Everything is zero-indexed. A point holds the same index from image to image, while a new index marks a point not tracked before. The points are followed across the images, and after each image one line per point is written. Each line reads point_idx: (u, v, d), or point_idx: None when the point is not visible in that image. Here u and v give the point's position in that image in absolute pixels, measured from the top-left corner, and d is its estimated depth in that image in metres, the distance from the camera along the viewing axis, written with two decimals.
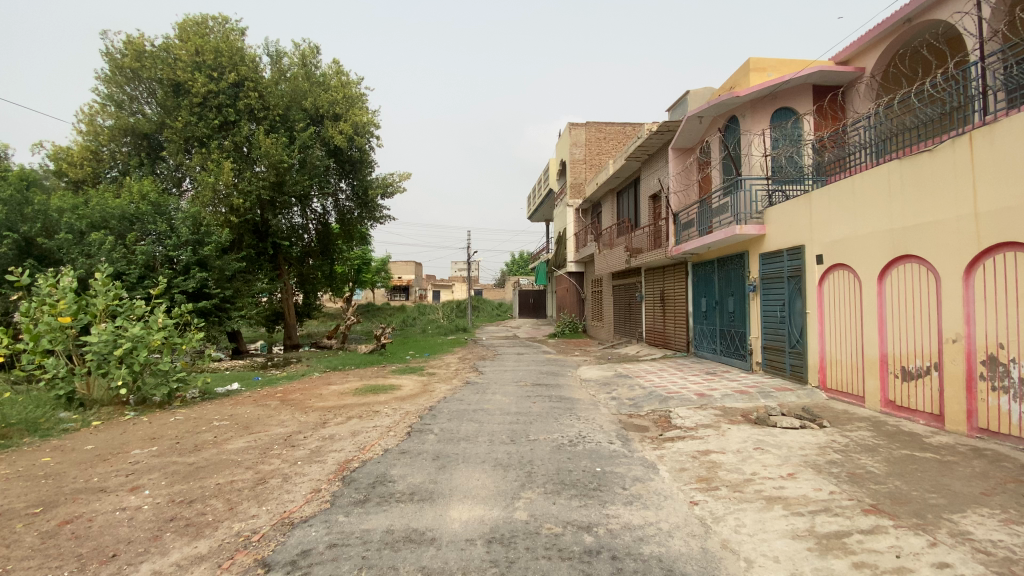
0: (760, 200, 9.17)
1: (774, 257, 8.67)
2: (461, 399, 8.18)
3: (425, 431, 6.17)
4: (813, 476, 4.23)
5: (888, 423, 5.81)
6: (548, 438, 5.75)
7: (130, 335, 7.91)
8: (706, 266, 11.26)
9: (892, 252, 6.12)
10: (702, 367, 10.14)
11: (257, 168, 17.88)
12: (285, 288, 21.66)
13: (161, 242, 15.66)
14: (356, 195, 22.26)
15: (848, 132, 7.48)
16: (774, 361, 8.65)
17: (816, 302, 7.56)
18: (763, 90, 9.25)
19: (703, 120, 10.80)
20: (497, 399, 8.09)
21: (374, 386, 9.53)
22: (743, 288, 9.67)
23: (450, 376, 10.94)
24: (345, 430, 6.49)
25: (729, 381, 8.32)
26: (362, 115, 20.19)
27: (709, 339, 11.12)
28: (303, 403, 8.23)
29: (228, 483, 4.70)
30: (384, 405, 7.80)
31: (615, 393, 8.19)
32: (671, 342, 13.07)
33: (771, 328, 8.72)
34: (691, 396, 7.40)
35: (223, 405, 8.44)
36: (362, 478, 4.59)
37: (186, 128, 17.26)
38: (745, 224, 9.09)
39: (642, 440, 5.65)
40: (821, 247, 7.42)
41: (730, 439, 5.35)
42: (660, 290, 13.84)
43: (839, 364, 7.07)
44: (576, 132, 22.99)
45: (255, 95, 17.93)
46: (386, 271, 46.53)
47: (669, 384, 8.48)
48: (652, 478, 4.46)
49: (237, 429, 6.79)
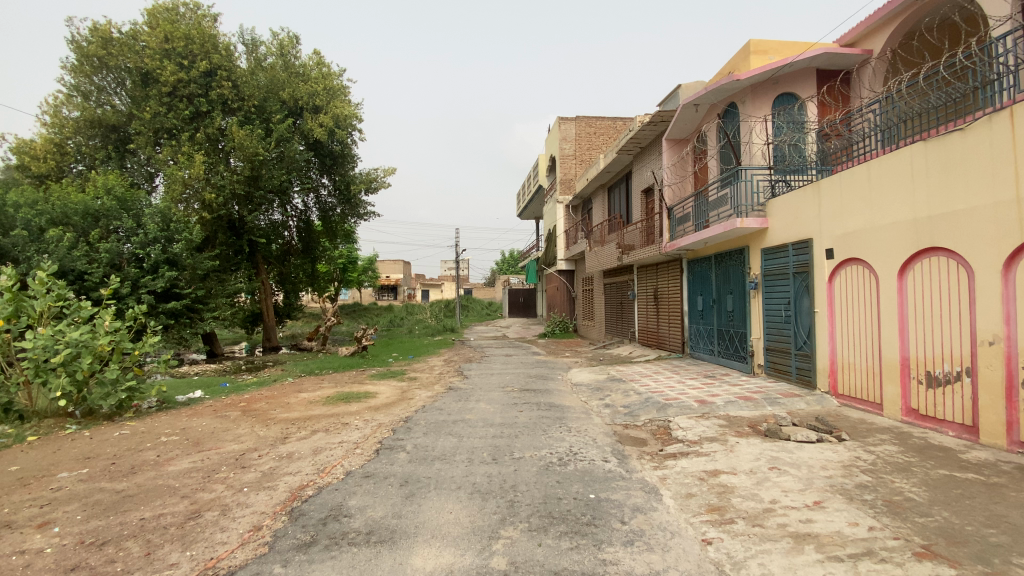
0: (762, 191, 8.54)
1: (777, 252, 8.05)
2: (440, 407, 7.50)
3: (396, 448, 5.47)
4: (845, 505, 3.61)
5: (913, 435, 5.22)
6: (535, 456, 5.06)
7: (72, 341, 7.11)
8: (702, 262, 10.65)
9: (914, 244, 5.54)
10: (699, 369, 9.55)
11: (232, 161, 17.01)
12: (264, 287, 20.81)
13: (126, 239, 14.73)
14: (338, 191, 21.43)
15: (855, 119, 6.96)
16: (777, 364, 8.04)
17: (825, 301, 6.96)
18: (764, 74, 8.62)
19: (699, 109, 10.14)
20: (481, 407, 7.40)
21: (348, 393, 8.79)
22: (742, 286, 9.07)
23: (432, 381, 10.23)
24: (306, 447, 5.77)
25: (731, 386, 7.69)
26: (344, 107, 19.38)
27: (706, 340, 10.51)
28: (267, 414, 7.48)
29: (154, 519, 3.97)
30: (355, 416, 7.08)
31: (608, 400, 7.54)
32: (666, 342, 12.47)
33: (775, 328, 8.11)
34: (692, 404, 6.76)
35: (179, 417, 7.66)
36: (313, 512, 3.88)
37: (155, 119, 16.32)
38: (746, 216, 8.44)
39: (642, 457, 5.00)
40: (831, 240, 6.84)
41: (741, 457, 4.72)
42: (653, 289, 13.24)
43: (851, 367, 6.50)
44: (566, 127, 22.36)
45: (228, 84, 17.03)
46: (375, 271, 45.60)
47: (666, 389, 7.84)
48: (654, 508, 3.80)
49: (186, 446, 6.04)
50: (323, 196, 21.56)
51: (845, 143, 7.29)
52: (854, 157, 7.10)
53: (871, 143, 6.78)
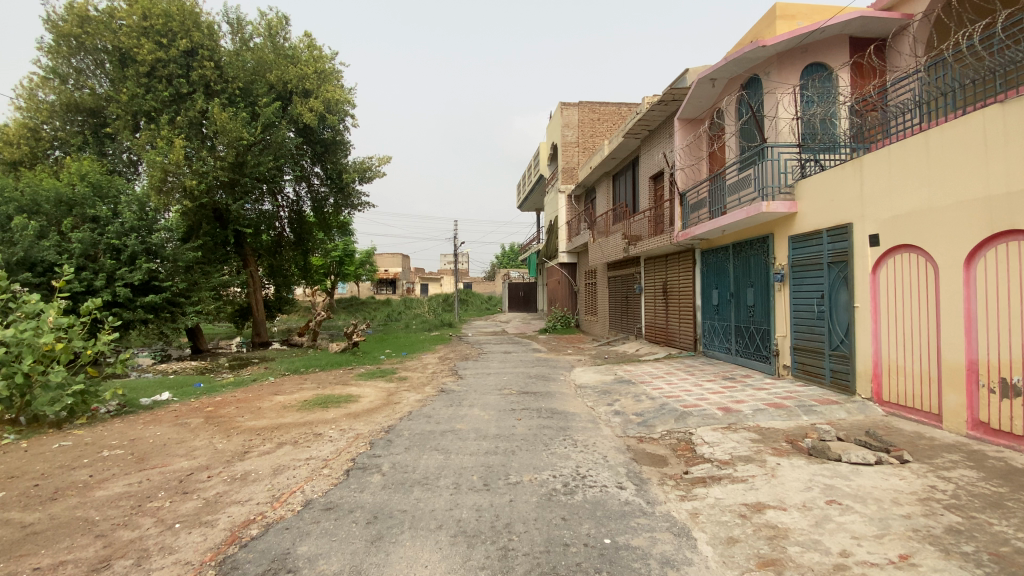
0: (790, 171, 7.61)
1: (809, 239, 7.14)
2: (428, 414, 6.63)
3: (370, 468, 4.61)
4: (941, 562, 2.75)
5: (988, 455, 4.35)
6: (535, 480, 4.19)
7: (9, 338, 6.26)
8: (718, 253, 9.76)
9: (986, 228, 4.66)
10: (716, 370, 8.69)
11: (216, 147, 16.09)
12: (252, 280, 19.90)
13: (100, 229, 13.85)
14: (330, 179, 20.43)
15: (894, 93, 6.14)
16: (807, 365, 7.17)
17: (868, 295, 6.07)
18: (793, 40, 7.66)
19: (717, 83, 9.20)
20: (473, 414, 6.54)
21: (328, 396, 7.92)
22: (765, 277, 8.18)
23: (424, 381, 9.39)
24: (266, 466, 4.91)
25: (756, 391, 6.81)
26: (336, 92, 18.34)
27: (722, 337, 9.64)
28: (232, 422, 6.61)
29: (49, 571, 3.12)
30: (330, 425, 6.21)
31: (618, 406, 6.69)
32: (676, 339, 11.61)
33: (804, 326, 7.23)
34: (715, 412, 5.89)
35: (134, 424, 6.80)
36: (248, 564, 3.02)
37: (133, 101, 15.37)
38: (772, 200, 7.52)
39: (664, 483, 4.15)
40: (877, 225, 5.94)
41: (788, 485, 3.86)
42: (662, 282, 12.36)
43: (902, 372, 5.63)
44: (569, 113, 21.37)
45: (210, 65, 16.08)
46: (373, 265, 44.57)
47: (682, 393, 6.98)
48: (689, 560, 2.93)
49: (129, 463, 5.18)
50: (315, 185, 20.63)
51: (885, 118, 6.43)
52: (891, 135, 6.28)
53: (914, 119, 5.95)
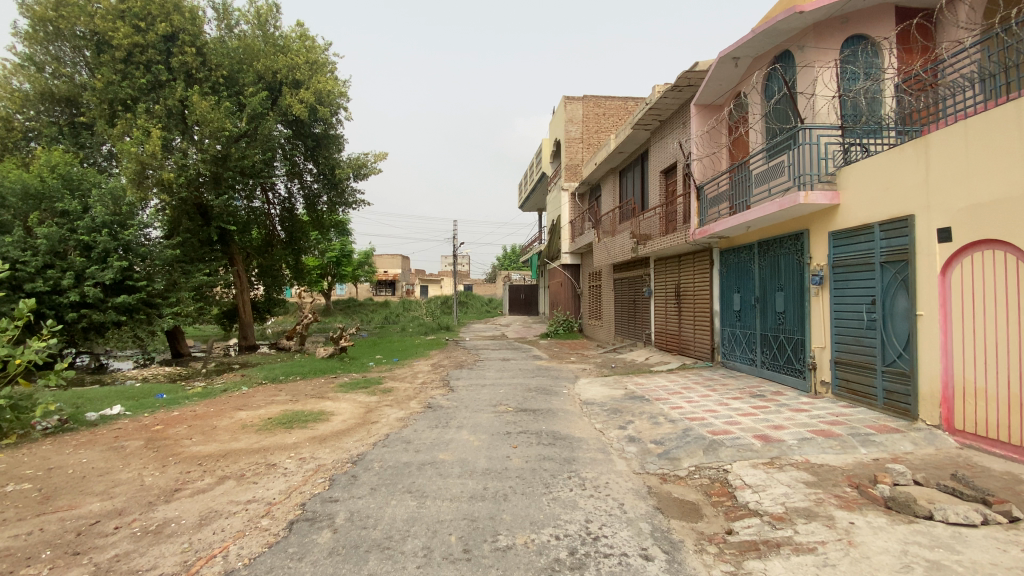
0: (832, 157, 6.57)
1: (856, 236, 6.10)
2: (408, 438, 5.62)
3: (322, 522, 3.59)
4: None
5: None
6: (531, 545, 3.16)
7: None
8: (741, 252, 8.73)
9: None
10: (740, 385, 7.67)
11: (197, 138, 15.10)
12: (238, 280, 18.93)
13: (69, 224, 12.98)
14: (322, 175, 19.45)
15: (949, 66, 5.23)
16: (852, 383, 6.15)
17: (936, 302, 5.04)
18: (834, 7, 6.60)
19: (740, 63, 8.19)
20: (461, 439, 5.51)
21: (297, 412, 6.91)
22: (798, 279, 7.16)
23: (410, 394, 8.37)
24: (195, 513, 3.91)
25: (795, 414, 5.77)
26: (328, 82, 17.38)
27: (745, 346, 8.61)
28: (175, 447, 5.58)
29: None
30: (288, 452, 5.19)
31: (631, 429, 5.69)
32: (689, 348, 10.59)
33: (849, 336, 6.19)
34: (752, 443, 4.87)
35: (63, 447, 5.79)
36: None
37: (109, 89, 14.43)
38: (809, 190, 6.47)
39: (704, 550, 3.11)
40: (948, 217, 4.91)
41: (874, 560, 2.85)
42: (675, 284, 11.33)
43: (983, 396, 4.60)
44: (573, 107, 20.38)
45: (191, 51, 15.06)
46: (372, 266, 43.65)
47: (707, 415, 5.96)
48: None
49: (28, 505, 4.17)
50: (307, 181, 19.75)
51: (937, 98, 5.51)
52: (944, 117, 5.40)
53: (972, 97, 5.05)
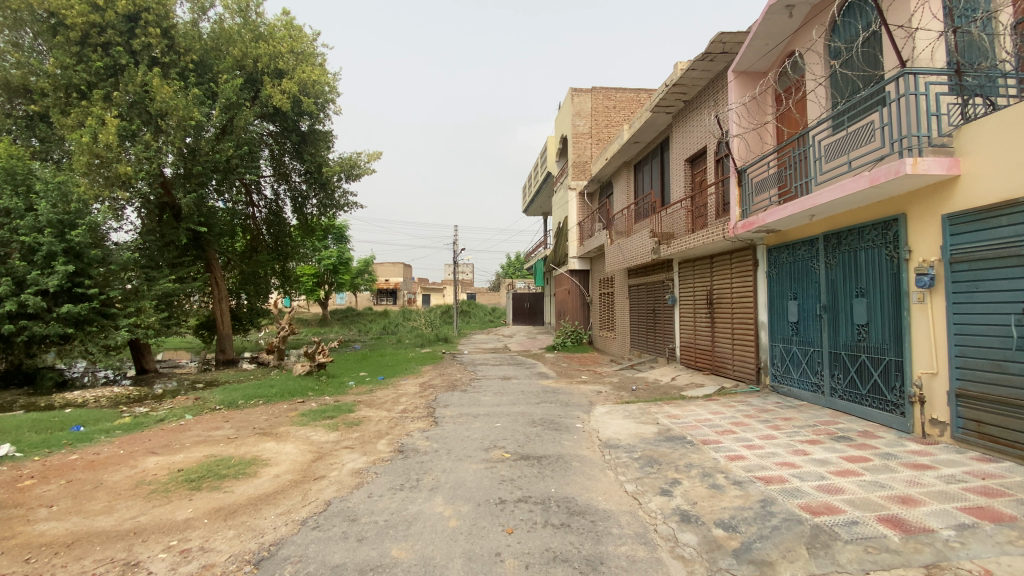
0: (945, 113, 4.81)
1: (989, 218, 4.33)
2: (353, 511, 3.85)
3: None
4: None
5: None
6: None
7: None
8: (798, 249, 6.97)
9: None
10: (810, 420, 5.87)
11: (162, 128, 13.49)
12: (215, 288, 17.31)
13: (11, 224, 11.48)
14: (309, 173, 17.83)
15: None
16: (988, 427, 4.35)
17: None
18: None
19: (796, 12, 6.54)
20: (432, 514, 3.76)
21: (221, 459, 5.18)
22: (891, 282, 5.37)
23: (382, 429, 6.59)
24: None
25: (922, 476, 3.94)
26: (314, 72, 15.80)
27: (807, 368, 6.81)
28: (19, 522, 3.87)
29: None
30: (168, 539, 3.46)
31: (681, 495, 3.91)
32: (728, 367, 8.77)
33: (980, 360, 4.41)
34: (884, 535, 3.07)
35: None
36: None
37: (63, 74, 12.99)
38: (917, 156, 4.67)
39: None
40: None
41: None
42: (706, 290, 9.54)
43: None
44: (581, 99, 18.73)
45: (156, 32, 13.48)
46: (372, 274, 42.09)
47: (786, 474, 4.15)
48: None
49: None
50: (294, 182, 18.21)
51: None
52: None
53: None
